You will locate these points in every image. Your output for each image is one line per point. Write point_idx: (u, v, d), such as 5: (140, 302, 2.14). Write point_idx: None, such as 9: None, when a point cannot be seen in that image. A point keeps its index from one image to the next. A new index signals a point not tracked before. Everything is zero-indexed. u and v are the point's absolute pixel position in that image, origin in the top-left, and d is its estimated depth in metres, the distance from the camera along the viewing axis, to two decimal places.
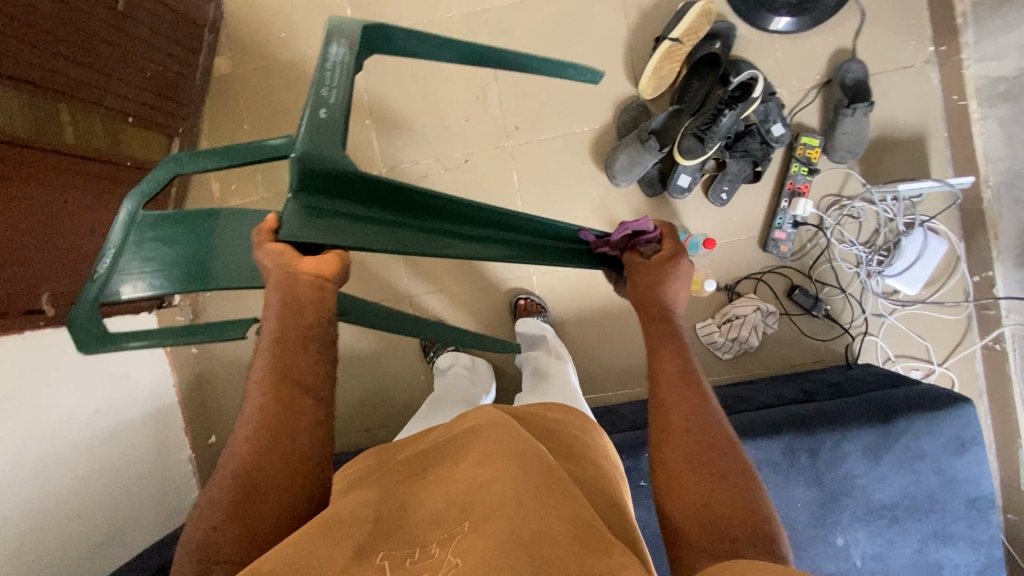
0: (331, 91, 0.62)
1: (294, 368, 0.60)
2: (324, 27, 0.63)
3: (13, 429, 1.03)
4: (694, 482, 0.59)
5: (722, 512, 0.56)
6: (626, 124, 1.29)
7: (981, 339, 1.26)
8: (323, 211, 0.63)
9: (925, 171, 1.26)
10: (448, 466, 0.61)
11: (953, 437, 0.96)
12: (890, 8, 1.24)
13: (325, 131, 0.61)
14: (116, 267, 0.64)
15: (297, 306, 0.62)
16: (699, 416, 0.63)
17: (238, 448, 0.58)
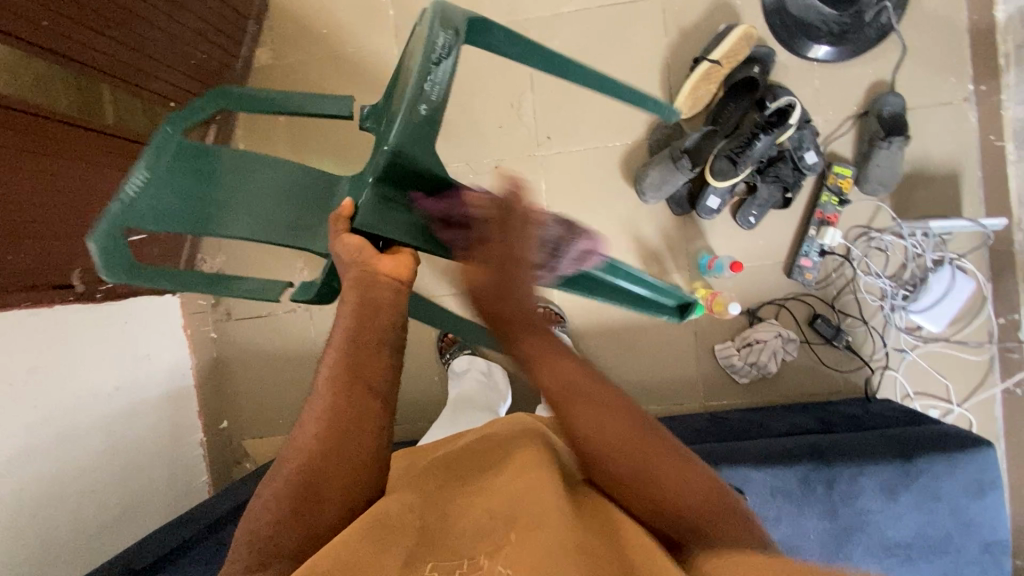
0: (433, 87, 0.61)
1: (364, 370, 0.58)
2: (432, 11, 0.62)
3: (34, 402, 1.04)
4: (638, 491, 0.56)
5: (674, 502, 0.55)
6: (658, 141, 1.29)
7: (1002, 382, 1.26)
8: (395, 202, 0.66)
9: (957, 209, 1.25)
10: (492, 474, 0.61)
11: (973, 480, 0.95)
12: (933, 44, 1.24)
13: (418, 127, 0.63)
14: (148, 194, 0.60)
15: (374, 308, 0.60)
16: (606, 420, 0.57)
17: (301, 447, 0.57)
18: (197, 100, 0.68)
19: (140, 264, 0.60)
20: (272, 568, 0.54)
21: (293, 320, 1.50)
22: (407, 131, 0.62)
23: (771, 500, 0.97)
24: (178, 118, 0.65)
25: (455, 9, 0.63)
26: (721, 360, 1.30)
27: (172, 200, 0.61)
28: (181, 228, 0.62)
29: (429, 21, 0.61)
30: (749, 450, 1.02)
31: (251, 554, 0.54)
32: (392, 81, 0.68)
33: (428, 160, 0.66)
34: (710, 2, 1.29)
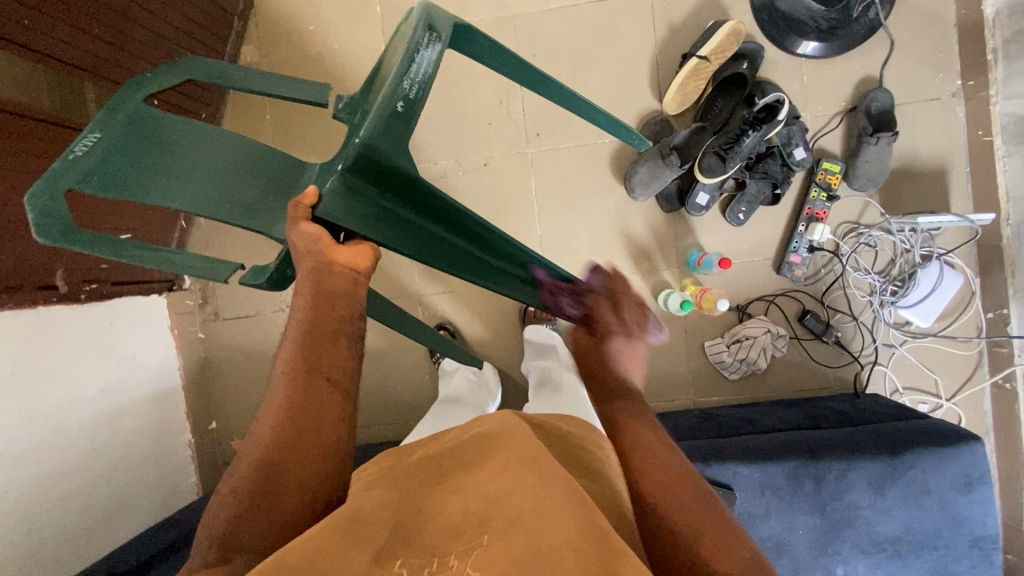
0: (412, 86, 0.63)
1: (323, 361, 0.60)
2: (421, 13, 0.64)
3: (18, 403, 1.03)
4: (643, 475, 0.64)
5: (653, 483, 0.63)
6: (648, 137, 1.29)
7: (991, 377, 1.25)
8: (359, 199, 0.64)
9: (945, 204, 1.25)
10: (467, 475, 0.61)
11: (960, 475, 0.95)
12: (920, 40, 1.24)
13: (392, 120, 0.62)
14: (102, 155, 0.56)
15: (330, 299, 0.61)
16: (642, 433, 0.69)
17: (261, 437, 0.58)
18: (162, 71, 0.66)
19: (82, 232, 0.56)
20: (234, 562, 0.53)
21: (282, 319, 1.49)
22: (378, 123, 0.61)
23: (760, 496, 0.97)
24: (138, 85, 0.62)
25: (441, 13, 0.65)
26: (711, 357, 1.30)
27: (127, 166, 0.57)
28: (137, 198, 0.58)
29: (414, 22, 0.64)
30: (738, 446, 1.01)
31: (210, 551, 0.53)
32: (377, 82, 0.68)
33: (397, 160, 0.63)
34: None
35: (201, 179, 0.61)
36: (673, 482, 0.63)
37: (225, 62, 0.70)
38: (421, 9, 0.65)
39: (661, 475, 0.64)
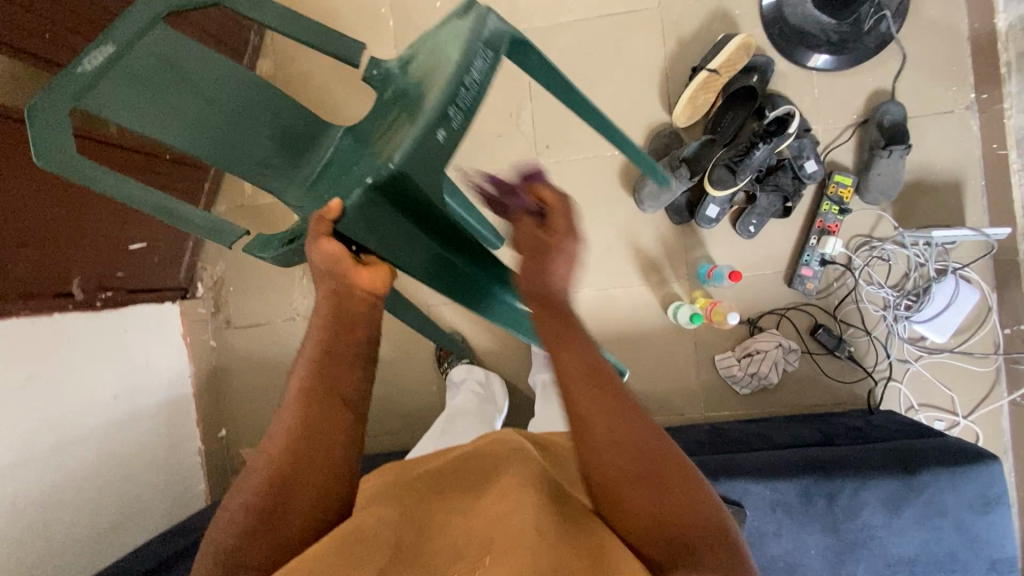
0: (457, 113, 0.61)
1: (338, 384, 0.59)
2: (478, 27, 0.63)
3: (32, 409, 1.04)
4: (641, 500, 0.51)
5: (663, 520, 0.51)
6: (657, 150, 1.29)
7: (1009, 394, 1.23)
8: (377, 214, 0.65)
9: (960, 218, 1.24)
10: (474, 495, 0.61)
11: (977, 495, 0.93)
12: (933, 53, 1.23)
13: (431, 150, 0.61)
14: (107, 74, 0.58)
15: (348, 321, 0.62)
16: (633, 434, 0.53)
17: (271, 456, 0.57)
18: None
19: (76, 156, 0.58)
20: None
21: (292, 328, 1.50)
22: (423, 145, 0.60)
23: (771, 514, 0.95)
24: None
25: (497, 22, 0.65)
26: (722, 371, 1.29)
27: (135, 92, 0.60)
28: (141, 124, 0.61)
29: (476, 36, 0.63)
30: (748, 462, 1.00)
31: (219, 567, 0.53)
32: (409, 92, 0.66)
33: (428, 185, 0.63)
34: (709, 11, 1.29)
35: (210, 119, 0.65)
36: (624, 453, 0.52)
37: None
38: (479, 18, 0.64)
39: (607, 440, 0.52)
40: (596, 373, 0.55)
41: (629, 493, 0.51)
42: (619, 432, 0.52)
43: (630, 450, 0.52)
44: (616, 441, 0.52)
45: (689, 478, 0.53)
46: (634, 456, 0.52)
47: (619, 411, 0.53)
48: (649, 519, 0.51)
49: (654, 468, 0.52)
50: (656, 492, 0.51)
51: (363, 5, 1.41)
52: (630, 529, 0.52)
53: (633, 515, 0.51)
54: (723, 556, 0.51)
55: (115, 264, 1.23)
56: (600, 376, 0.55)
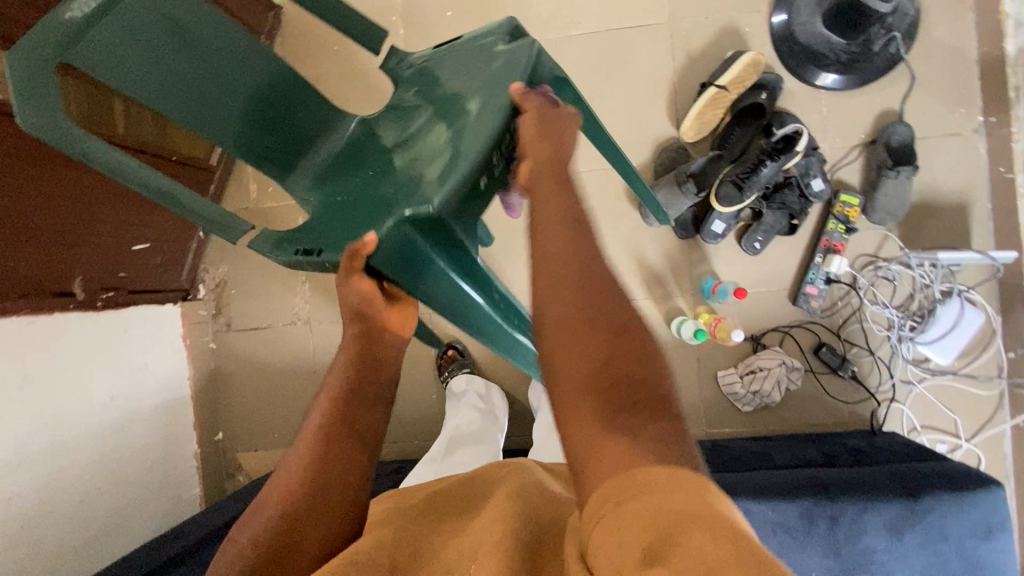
0: (499, 160, 0.65)
1: (357, 422, 0.63)
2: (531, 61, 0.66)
3: (28, 409, 1.04)
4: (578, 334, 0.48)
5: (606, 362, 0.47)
6: (664, 164, 1.29)
7: (1012, 419, 1.22)
8: (413, 251, 0.62)
9: (966, 241, 1.24)
10: (467, 512, 0.62)
11: (981, 521, 0.92)
12: (942, 75, 1.23)
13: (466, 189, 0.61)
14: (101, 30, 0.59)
15: (373, 364, 0.66)
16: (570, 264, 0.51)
17: (284, 485, 0.58)
18: None
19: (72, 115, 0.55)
20: None
21: (293, 332, 1.49)
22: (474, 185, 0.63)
23: (773, 536, 0.94)
24: None
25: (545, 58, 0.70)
26: (724, 388, 1.28)
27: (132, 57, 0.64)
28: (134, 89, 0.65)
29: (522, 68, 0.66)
30: (750, 482, 0.99)
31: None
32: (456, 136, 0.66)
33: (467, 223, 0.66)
34: (718, 28, 1.29)
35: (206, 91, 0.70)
36: (578, 295, 0.50)
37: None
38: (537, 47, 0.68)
39: (565, 280, 0.50)
40: (575, 222, 0.55)
41: (570, 334, 0.48)
42: (573, 275, 0.51)
43: (585, 295, 0.50)
44: (577, 281, 0.50)
45: (644, 339, 0.48)
46: (587, 302, 0.49)
47: (576, 253, 0.52)
48: (592, 362, 0.47)
49: (607, 316, 0.49)
50: (601, 336, 0.48)
51: (373, 13, 1.41)
52: (568, 374, 0.47)
53: (574, 361, 0.47)
54: (665, 429, 0.44)
55: (118, 264, 1.23)
56: (582, 224, 0.55)
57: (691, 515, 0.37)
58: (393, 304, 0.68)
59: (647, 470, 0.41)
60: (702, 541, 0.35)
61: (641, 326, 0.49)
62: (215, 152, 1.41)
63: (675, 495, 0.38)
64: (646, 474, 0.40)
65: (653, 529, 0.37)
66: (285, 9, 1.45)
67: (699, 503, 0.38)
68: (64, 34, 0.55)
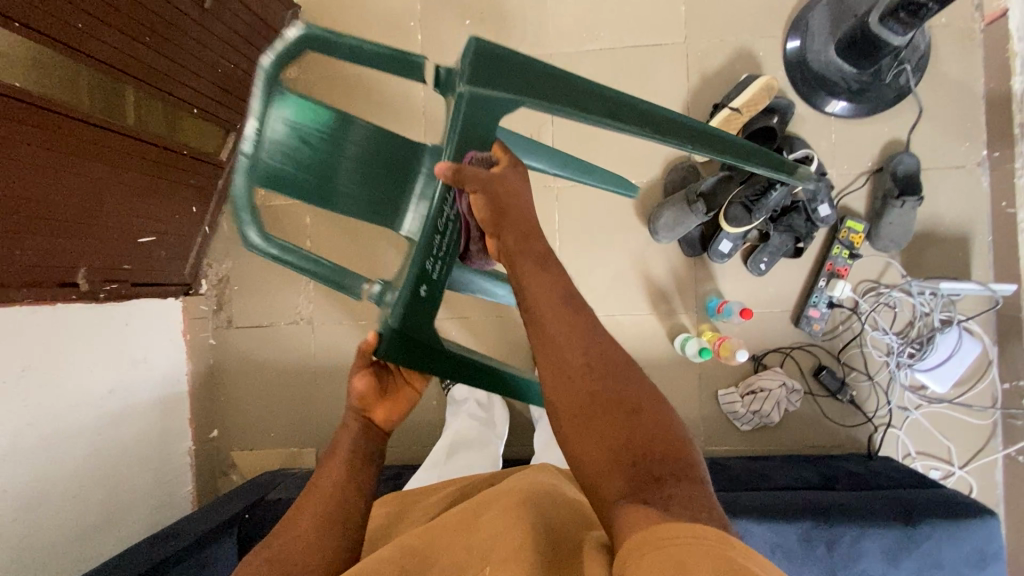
0: (435, 265, 0.65)
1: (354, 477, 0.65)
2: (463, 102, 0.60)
3: (25, 401, 1.02)
4: (593, 419, 0.51)
5: (624, 439, 0.50)
6: (674, 182, 1.30)
7: (1004, 449, 1.24)
8: (405, 356, 0.66)
9: (965, 272, 1.26)
10: (471, 509, 0.62)
11: (975, 550, 0.93)
12: (949, 109, 1.26)
13: (416, 303, 0.64)
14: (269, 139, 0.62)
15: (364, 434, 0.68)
16: (585, 341, 0.54)
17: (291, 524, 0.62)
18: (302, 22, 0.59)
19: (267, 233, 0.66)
20: None
21: (295, 332, 1.48)
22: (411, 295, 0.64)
23: (771, 557, 0.95)
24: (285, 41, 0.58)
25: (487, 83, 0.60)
26: (724, 406, 1.29)
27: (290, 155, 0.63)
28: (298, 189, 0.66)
29: (453, 137, 0.62)
30: (750, 502, 1.00)
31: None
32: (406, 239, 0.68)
33: (431, 331, 0.67)
34: (732, 51, 1.31)
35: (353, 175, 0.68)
36: (592, 374, 0.53)
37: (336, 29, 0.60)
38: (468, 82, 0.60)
39: (576, 360, 0.53)
40: (570, 298, 0.56)
41: (586, 419, 0.51)
42: (586, 353, 0.53)
43: (598, 373, 0.53)
44: (584, 361, 0.53)
45: (652, 405, 0.52)
46: (593, 386, 0.52)
47: (584, 332, 0.54)
48: (610, 443, 0.50)
49: (616, 396, 0.52)
50: (610, 416, 0.51)
51: (391, 18, 1.42)
52: (585, 457, 0.51)
53: (593, 440, 0.51)
54: (683, 486, 0.48)
55: (124, 257, 1.21)
56: (573, 300, 0.56)
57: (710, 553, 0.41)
58: (387, 397, 0.69)
59: (668, 529, 0.43)
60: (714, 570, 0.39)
61: (647, 389, 0.53)
62: (225, 149, 1.40)
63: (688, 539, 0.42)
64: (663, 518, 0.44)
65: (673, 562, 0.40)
66: (303, 8, 1.45)
67: (718, 559, 0.40)
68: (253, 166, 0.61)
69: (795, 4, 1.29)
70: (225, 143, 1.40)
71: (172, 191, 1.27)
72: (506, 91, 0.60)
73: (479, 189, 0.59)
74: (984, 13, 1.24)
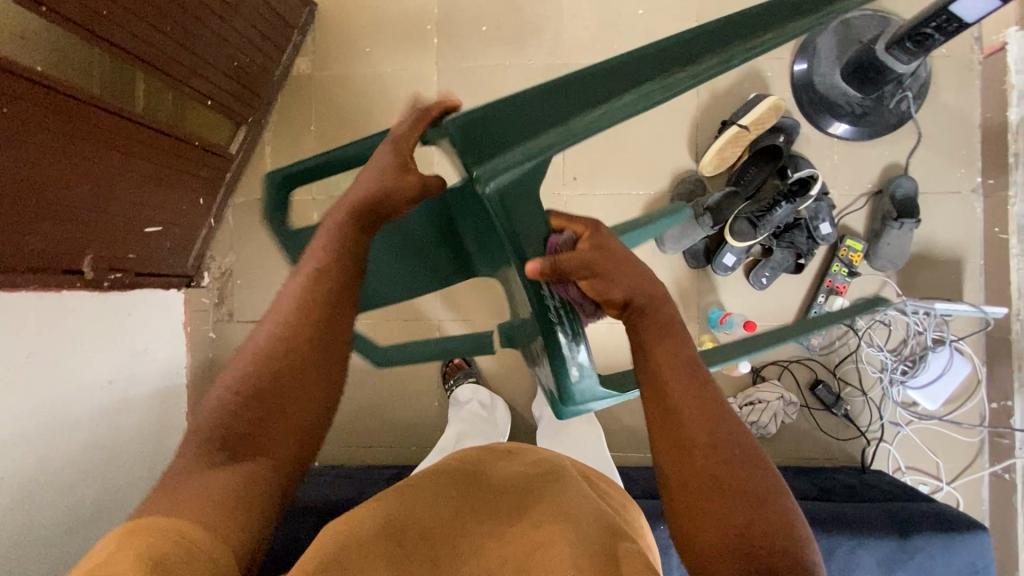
0: (572, 348, 0.59)
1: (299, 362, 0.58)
2: (490, 196, 0.52)
3: (26, 390, 1.01)
4: (717, 503, 0.49)
5: (744, 527, 0.48)
6: (681, 195, 1.33)
7: (991, 466, 1.28)
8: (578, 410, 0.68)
9: (958, 293, 1.30)
10: (507, 521, 0.61)
11: (967, 563, 0.96)
12: (947, 136, 1.31)
13: (573, 394, 0.61)
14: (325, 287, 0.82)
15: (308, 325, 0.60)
16: (715, 424, 0.53)
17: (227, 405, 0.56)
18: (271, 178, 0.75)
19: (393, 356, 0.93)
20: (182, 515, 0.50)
21: None
22: (553, 355, 0.58)
23: None
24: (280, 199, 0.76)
25: (490, 162, 0.53)
26: None
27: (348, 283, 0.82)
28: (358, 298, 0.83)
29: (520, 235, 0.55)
30: None
31: (215, 450, 0.54)
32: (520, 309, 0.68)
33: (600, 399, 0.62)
34: (741, 70, 1.35)
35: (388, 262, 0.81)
36: (715, 453, 0.51)
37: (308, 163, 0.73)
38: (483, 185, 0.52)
39: (698, 432, 0.52)
40: (695, 370, 0.55)
41: (708, 499, 0.50)
42: (711, 429, 0.52)
43: (721, 451, 0.51)
44: (709, 439, 0.52)
45: (773, 490, 0.51)
46: (716, 464, 0.51)
47: (708, 405, 0.53)
48: (730, 522, 0.48)
49: (741, 481, 0.50)
50: (732, 498, 0.49)
51: (408, 20, 1.43)
52: (698, 533, 0.49)
53: (711, 523, 0.49)
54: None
55: (130, 246, 1.20)
56: (699, 371, 0.55)
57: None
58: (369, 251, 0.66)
59: None
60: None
61: (768, 473, 0.52)
62: (235, 141, 1.40)
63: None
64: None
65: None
66: (320, 5, 1.45)
67: None
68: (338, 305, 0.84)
69: None
70: (236, 136, 1.40)
71: (180, 182, 1.26)
72: (509, 155, 0.52)
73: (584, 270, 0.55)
74: (982, 45, 1.29)
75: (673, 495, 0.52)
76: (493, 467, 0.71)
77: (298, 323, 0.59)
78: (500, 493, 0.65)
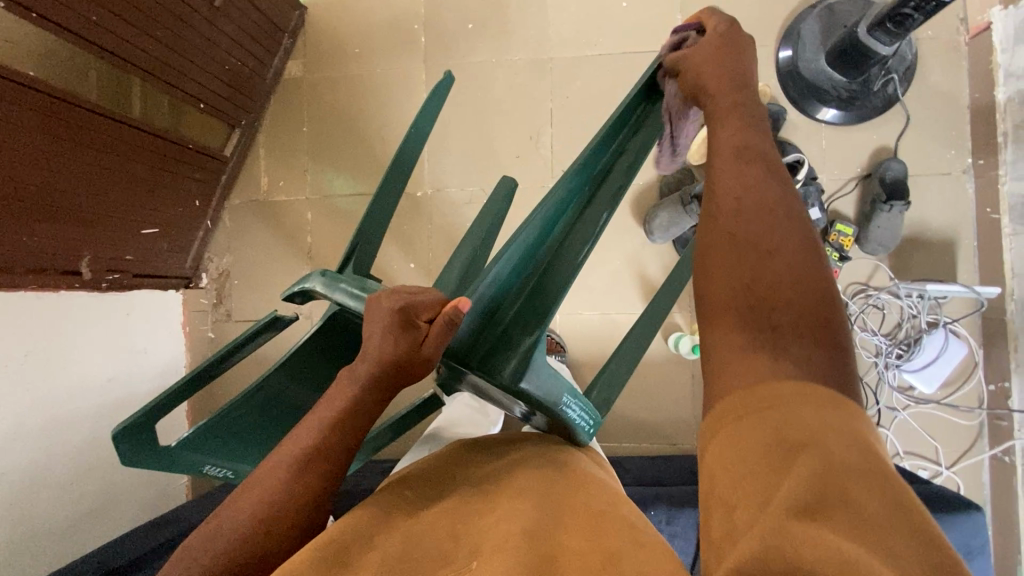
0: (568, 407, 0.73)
1: (291, 481, 0.58)
2: (499, 354, 0.70)
3: (26, 387, 1.04)
4: (752, 233, 0.46)
5: (763, 253, 0.45)
6: (669, 184, 1.32)
7: (990, 449, 1.27)
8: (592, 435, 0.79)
9: (951, 276, 1.29)
10: (457, 502, 0.60)
11: (961, 544, 0.96)
12: (935, 117, 1.30)
13: (579, 433, 0.75)
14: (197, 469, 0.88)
15: (315, 450, 0.59)
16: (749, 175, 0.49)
17: (224, 518, 0.57)
18: (115, 444, 0.80)
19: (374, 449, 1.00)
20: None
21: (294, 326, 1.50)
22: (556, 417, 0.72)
23: None
24: (125, 443, 0.81)
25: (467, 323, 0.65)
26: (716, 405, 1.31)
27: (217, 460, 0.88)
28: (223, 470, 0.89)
29: (520, 355, 0.70)
30: None
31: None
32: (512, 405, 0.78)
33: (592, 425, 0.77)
34: None
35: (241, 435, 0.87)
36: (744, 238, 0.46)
37: (126, 424, 0.79)
38: (464, 329, 0.65)
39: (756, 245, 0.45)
40: (748, 151, 0.50)
41: (766, 226, 0.46)
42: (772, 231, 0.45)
43: (775, 291, 0.43)
44: (740, 217, 0.47)
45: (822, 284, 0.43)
46: (755, 240, 0.45)
47: (749, 174, 0.49)
48: (751, 250, 0.45)
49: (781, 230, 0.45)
50: (765, 272, 0.44)
51: (396, 21, 1.46)
52: (717, 299, 0.45)
53: (745, 240, 0.46)
54: (821, 352, 0.41)
55: (129, 247, 1.24)
56: (749, 153, 0.50)
57: (879, 500, 0.33)
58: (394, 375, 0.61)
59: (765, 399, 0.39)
60: (899, 530, 0.31)
61: (809, 248, 0.45)
62: (230, 144, 1.43)
63: (807, 423, 0.36)
64: (759, 407, 0.39)
65: (773, 469, 0.35)
66: (310, 10, 1.48)
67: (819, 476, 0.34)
68: (224, 467, 0.89)
69: (788, 15, 1.34)
70: (230, 138, 1.43)
71: (175, 184, 1.28)
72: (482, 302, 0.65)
73: (690, 70, 0.57)
74: (969, 26, 1.28)
75: (701, 275, 0.48)
76: (445, 466, 0.71)
77: (291, 450, 0.59)
78: (467, 487, 0.64)
